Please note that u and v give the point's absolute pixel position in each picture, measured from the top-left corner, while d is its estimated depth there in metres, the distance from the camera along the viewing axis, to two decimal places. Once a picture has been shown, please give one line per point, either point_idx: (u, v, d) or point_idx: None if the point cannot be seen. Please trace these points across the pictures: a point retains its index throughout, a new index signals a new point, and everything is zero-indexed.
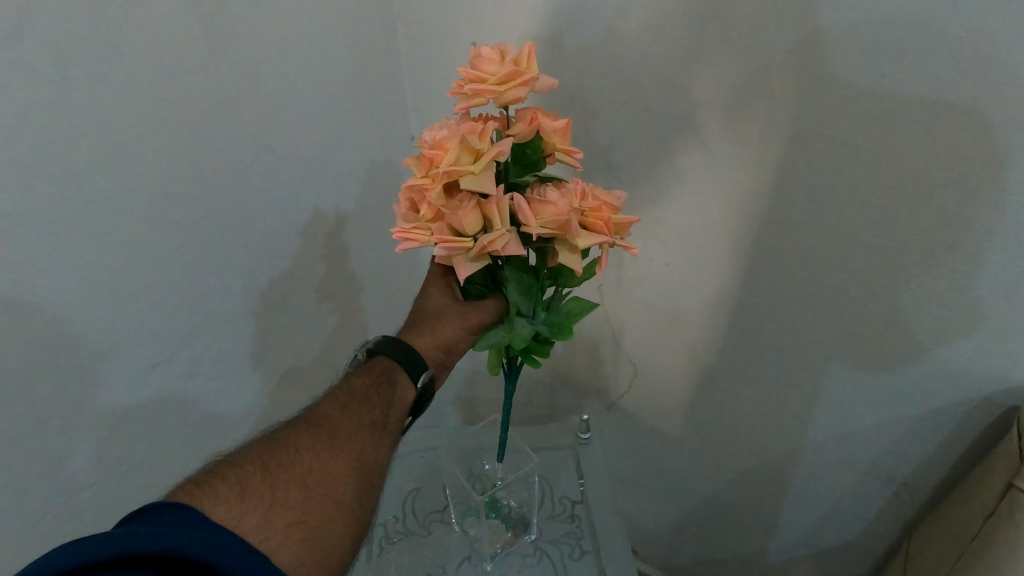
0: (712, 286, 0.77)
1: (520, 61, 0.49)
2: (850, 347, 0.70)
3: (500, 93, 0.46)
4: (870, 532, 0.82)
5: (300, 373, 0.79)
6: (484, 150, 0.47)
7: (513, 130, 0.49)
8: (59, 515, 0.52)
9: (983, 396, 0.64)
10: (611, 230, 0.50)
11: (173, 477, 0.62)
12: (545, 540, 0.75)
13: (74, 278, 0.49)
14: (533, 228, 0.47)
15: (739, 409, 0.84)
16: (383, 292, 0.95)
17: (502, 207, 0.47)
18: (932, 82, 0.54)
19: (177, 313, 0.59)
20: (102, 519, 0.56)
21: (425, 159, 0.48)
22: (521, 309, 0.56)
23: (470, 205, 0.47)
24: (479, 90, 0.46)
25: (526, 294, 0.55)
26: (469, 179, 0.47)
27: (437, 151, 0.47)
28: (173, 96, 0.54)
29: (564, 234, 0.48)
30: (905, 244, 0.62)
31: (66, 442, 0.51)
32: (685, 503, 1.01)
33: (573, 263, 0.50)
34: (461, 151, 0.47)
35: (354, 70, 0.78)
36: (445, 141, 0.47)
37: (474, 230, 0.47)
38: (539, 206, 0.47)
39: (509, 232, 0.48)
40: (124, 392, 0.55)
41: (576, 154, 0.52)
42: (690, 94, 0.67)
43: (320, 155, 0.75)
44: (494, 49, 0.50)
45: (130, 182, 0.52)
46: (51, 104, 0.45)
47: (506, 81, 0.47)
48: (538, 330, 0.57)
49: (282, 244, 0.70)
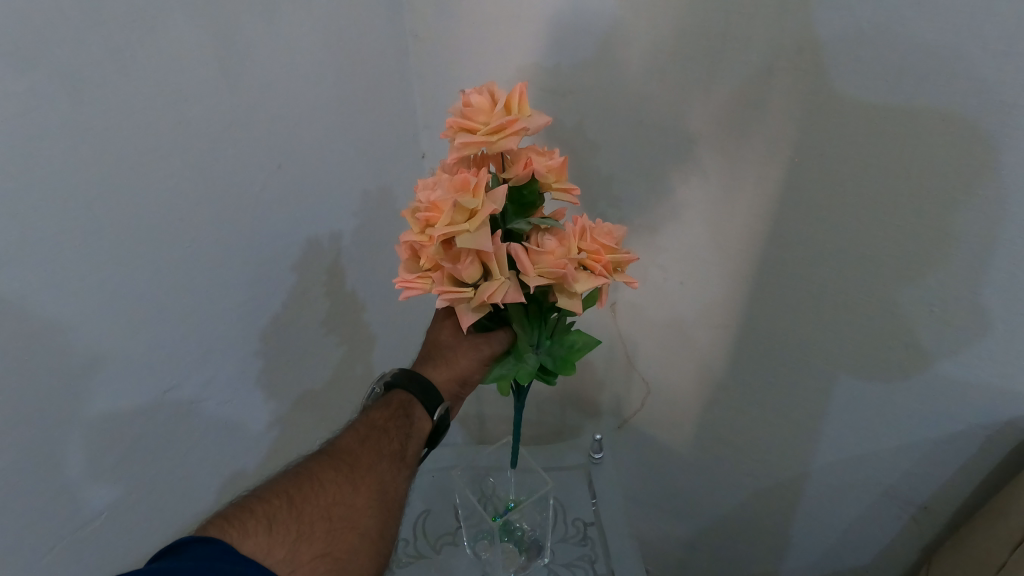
0: (727, 306, 0.76)
1: (511, 104, 0.48)
2: (868, 369, 0.69)
3: (493, 144, 0.46)
4: (888, 556, 0.80)
5: (311, 397, 0.78)
6: (479, 208, 0.45)
7: (508, 174, 0.49)
8: (71, 546, 0.51)
9: (1007, 420, 0.63)
10: (608, 272, 0.50)
11: (182, 503, 0.61)
12: (558, 564, 0.74)
13: (84, 305, 0.48)
14: (532, 277, 0.47)
15: (753, 431, 0.83)
16: (393, 312, 0.94)
17: (501, 257, 0.47)
18: (953, 103, 0.53)
19: (187, 338, 0.58)
20: (111, 549, 0.54)
21: (421, 218, 0.46)
22: (524, 340, 0.55)
23: (469, 258, 0.46)
24: (470, 143, 0.46)
25: (528, 327, 0.55)
26: (465, 238, 0.45)
27: (432, 211, 0.46)
28: (181, 120, 0.53)
29: (563, 281, 0.49)
30: (926, 268, 0.61)
31: (76, 477, 0.50)
32: (698, 523, 0.99)
33: (573, 308, 0.50)
34: (455, 212, 0.45)
35: (364, 92, 0.78)
36: (439, 202, 0.45)
37: (473, 280, 0.47)
38: (536, 255, 0.47)
39: (508, 280, 0.48)
40: (136, 423, 0.54)
41: (574, 190, 0.51)
42: (705, 115, 0.66)
43: (329, 177, 0.74)
44: (483, 92, 0.49)
45: (140, 208, 0.51)
46: (61, 134, 0.45)
47: (497, 132, 0.46)
48: (542, 360, 0.57)
49: (291, 267, 0.70)
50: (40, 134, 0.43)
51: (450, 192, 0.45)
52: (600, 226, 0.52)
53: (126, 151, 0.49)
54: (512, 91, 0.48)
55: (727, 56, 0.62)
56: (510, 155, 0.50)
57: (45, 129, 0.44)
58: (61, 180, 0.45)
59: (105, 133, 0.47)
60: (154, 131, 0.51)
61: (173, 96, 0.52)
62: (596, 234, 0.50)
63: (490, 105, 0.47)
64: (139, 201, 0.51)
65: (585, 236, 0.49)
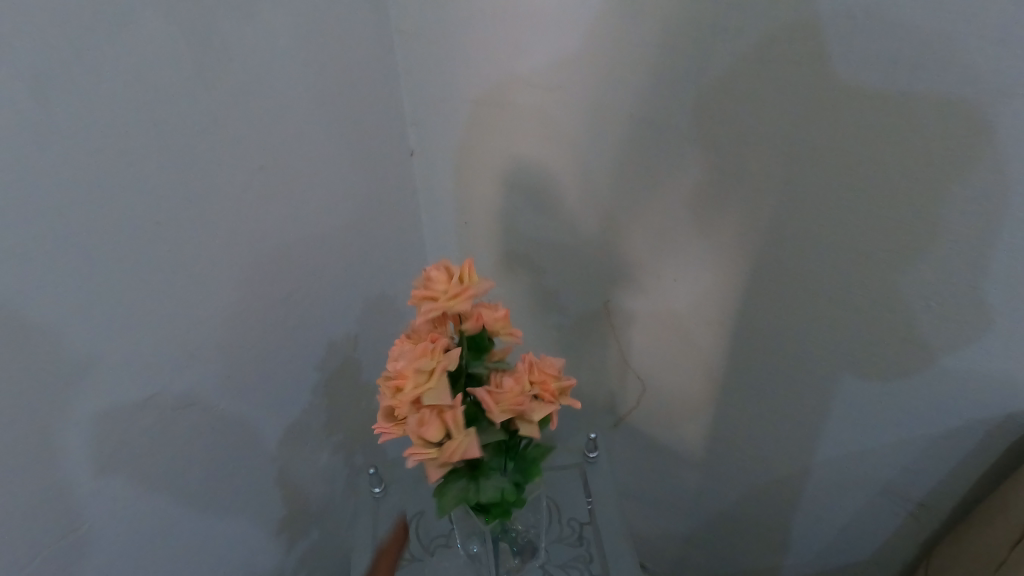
0: (719, 302, 0.75)
1: (464, 275, 0.57)
2: (863, 364, 0.68)
3: (450, 307, 0.54)
4: (886, 553, 0.79)
5: (291, 397, 0.78)
6: (437, 367, 0.52)
7: (465, 327, 0.57)
8: (48, 527, 0.53)
9: (1006, 414, 0.62)
10: (556, 398, 0.57)
11: (153, 492, 0.62)
12: (554, 565, 0.73)
13: (55, 300, 0.50)
14: (495, 414, 0.54)
15: (754, 427, 0.82)
16: (383, 313, 0.93)
17: (459, 418, 0.52)
18: (947, 91, 0.52)
19: (161, 332, 0.59)
20: (87, 533, 0.56)
21: (391, 385, 0.53)
22: (491, 464, 0.58)
23: (432, 418, 0.51)
24: (433, 310, 0.55)
25: (496, 450, 0.58)
26: (431, 396, 0.51)
27: (399, 373, 0.52)
28: (143, 118, 0.53)
29: (521, 413, 0.55)
30: (921, 260, 0.60)
31: (44, 472, 0.52)
32: (694, 521, 0.99)
33: (534, 433, 0.56)
34: (417, 373, 0.52)
35: (349, 89, 0.76)
36: (405, 370, 0.52)
37: (438, 441, 0.52)
38: (496, 394, 0.54)
39: (469, 436, 0.52)
40: (99, 420, 0.55)
41: (517, 333, 0.59)
42: (695, 106, 0.65)
43: (311, 177, 0.73)
44: (440, 267, 0.57)
45: (115, 205, 0.52)
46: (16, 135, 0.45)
47: (456, 299, 0.55)
48: (510, 482, 0.59)
49: (266, 266, 0.70)
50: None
51: (413, 358, 0.52)
52: (545, 358, 0.60)
53: (98, 149, 0.50)
54: (462, 265, 0.57)
55: (713, 49, 0.61)
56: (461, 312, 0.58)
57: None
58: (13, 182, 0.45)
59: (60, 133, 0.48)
60: (112, 129, 0.51)
61: (140, 96, 0.52)
62: (542, 367, 0.57)
63: (447, 278, 0.56)
64: (100, 199, 0.51)
65: (536, 370, 0.57)
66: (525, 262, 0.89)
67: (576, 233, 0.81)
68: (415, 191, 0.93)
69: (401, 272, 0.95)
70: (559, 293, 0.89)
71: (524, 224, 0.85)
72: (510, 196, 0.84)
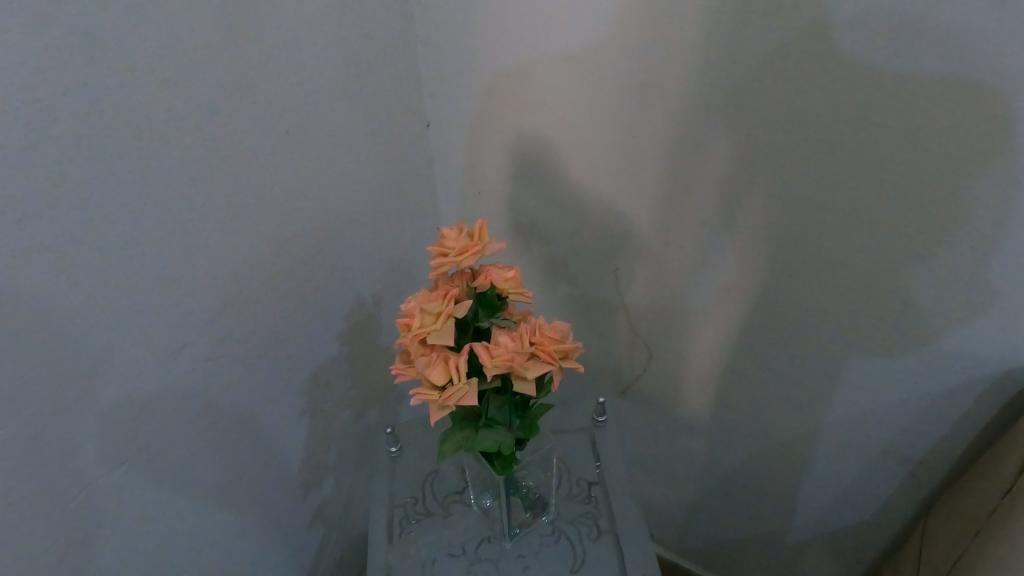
0: (727, 268, 0.77)
1: (476, 234, 0.60)
2: (864, 327, 0.70)
3: (459, 262, 0.57)
4: (886, 514, 0.82)
5: (309, 357, 0.82)
6: (443, 311, 0.56)
7: (476, 284, 0.60)
8: (73, 462, 0.57)
9: (1002, 372, 0.64)
10: (555, 359, 0.58)
11: (170, 437, 0.66)
12: (563, 521, 0.76)
13: (91, 252, 0.54)
14: (488, 369, 0.55)
15: (757, 391, 0.84)
16: (398, 282, 0.96)
17: (461, 365, 0.55)
18: (944, 54, 0.54)
19: (188, 287, 0.63)
20: (109, 470, 0.61)
21: (402, 325, 0.58)
22: (496, 417, 0.61)
23: (435, 361, 0.55)
24: (443, 263, 0.58)
25: (501, 405, 0.61)
26: (434, 336, 0.56)
27: (409, 317, 0.58)
28: (167, 79, 0.56)
29: (515, 371, 0.56)
30: (922, 223, 0.62)
31: (69, 411, 0.56)
32: (700, 487, 1.02)
33: (529, 391, 0.58)
34: (425, 315, 0.57)
35: (369, 60, 0.79)
36: (414, 310, 0.57)
37: (440, 383, 0.55)
38: (492, 349, 0.55)
39: (469, 383, 0.55)
40: (124, 367, 0.59)
41: (527, 294, 0.61)
42: (703, 74, 0.67)
43: (332, 145, 0.76)
44: (457, 226, 0.62)
45: (148, 166, 0.56)
46: (47, 90, 0.48)
47: (464, 254, 0.58)
48: (514, 436, 0.62)
49: (288, 229, 0.73)
50: (26, 87, 0.47)
51: (421, 303, 0.57)
52: (553, 323, 0.61)
53: (133, 111, 0.54)
54: (476, 225, 0.61)
55: (719, 17, 0.63)
56: (475, 269, 0.61)
57: (27, 85, 0.47)
58: (46, 132, 0.49)
59: (90, 91, 0.51)
60: (139, 88, 0.54)
61: (167, 59, 0.56)
62: (544, 329, 0.58)
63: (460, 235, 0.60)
64: (128, 155, 0.55)
65: (535, 332, 0.58)
66: (536, 232, 0.91)
67: (587, 202, 0.84)
68: (431, 163, 0.96)
69: (416, 242, 0.98)
70: (569, 262, 0.91)
71: (536, 194, 0.88)
72: (524, 166, 0.87)
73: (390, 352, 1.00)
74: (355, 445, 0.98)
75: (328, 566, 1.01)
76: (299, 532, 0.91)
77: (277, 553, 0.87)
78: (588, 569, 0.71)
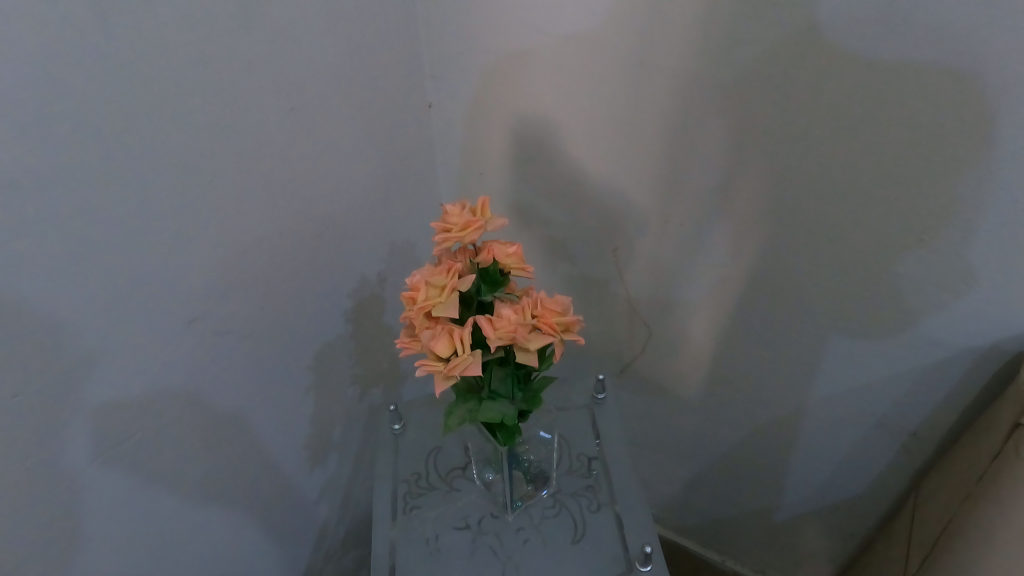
0: (724, 246, 0.78)
1: (478, 210, 0.62)
2: (858, 302, 0.72)
3: (461, 237, 0.59)
4: (880, 486, 0.84)
5: (314, 335, 0.83)
6: (447, 284, 0.58)
7: (478, 259, 0.61)
8: (84, 434, 0.59)
9: (992, 343, 0.66)
10: (556, 331, 0.59)
11: (179, 412, 0.68)
12: (564, 494, 0.78)
13: (100, 225, 0.55)
14: (491, 341, 0.56)
15: (753, 368, 0.86)
16: (400, 263, 0.98)
17: (465, 337, 0.56)
18: (936, 28, 0.54)
19: (196, 263, 0.64)
20: (120, 443, 0.62)
21: (408, 299, 0.59)
22: (498, 390, 0.62)
23: (439, 332, 0.57)
24: (446, 239, 0.59)
25: (504, 377, 0.62)
26: (438, 309, 0.57)
27: (414, 291, 0.59)
28: (176, 54, 0.57)
29: (518, 342, 0.58)
30: (915, 197, 0.62)
31: (78, 384, 0.57)
32: (697, 464, 1.04)
33: (532, 362, 0.59)
34: (430, 289, 0.58)
35: (371, 40, 0.79)
36: (419, 284, 0.58)
37: (445, 355, 0.57)
38: (495, 321, 0.57)
39: (473, 354, 0.56)
40: (134, 341, 0.60)
41: (529, 270, 0.62)
42: (700, 51, 0.67)
43: (335, 124, 0.77)
44: (459, 202, 0.63)
45: (155, 142, 0.57)
46: (57, 64, 0.49)
47: (467, 230, 0.59)
48: (516, 408, 0.63)
49: (292, 207, 0.74)
50: (37, 61, 0.48)
51: (426, 277, 0.58)
52: (554, 297, 0.62)
53: (139, 87, 0.55)
54: (479, 202, 0.62)
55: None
56: (477, 246, 0.62)
57: (39, 60, 0.48)
58: (56, 105, 0.50)
59: (100, 66, 0.52)
60: (149, 63, 0.55)
61: (175, 34, 0.56)
62: (546, 302, 0.60)
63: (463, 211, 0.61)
64: (136, 131, 0.56)
65: (537, 306, 0.59)
66: (536, 212, 0.92)
67: (586, 182, 0.85)
68: (432, 145, 0.97)
69: (418, 224, 1.00)
70: (569, 243, 0.92)
71: (536, 174, 0.89)
72: (524, 147, 0.88)
73: (393, 332, 1.01)
74: (359, 424, 0.99)
75: (332, 542, 1.03)
76: (303, 509, 0.93)
77: (281, 530, 0.89)
78: (589, 540, 0.73)
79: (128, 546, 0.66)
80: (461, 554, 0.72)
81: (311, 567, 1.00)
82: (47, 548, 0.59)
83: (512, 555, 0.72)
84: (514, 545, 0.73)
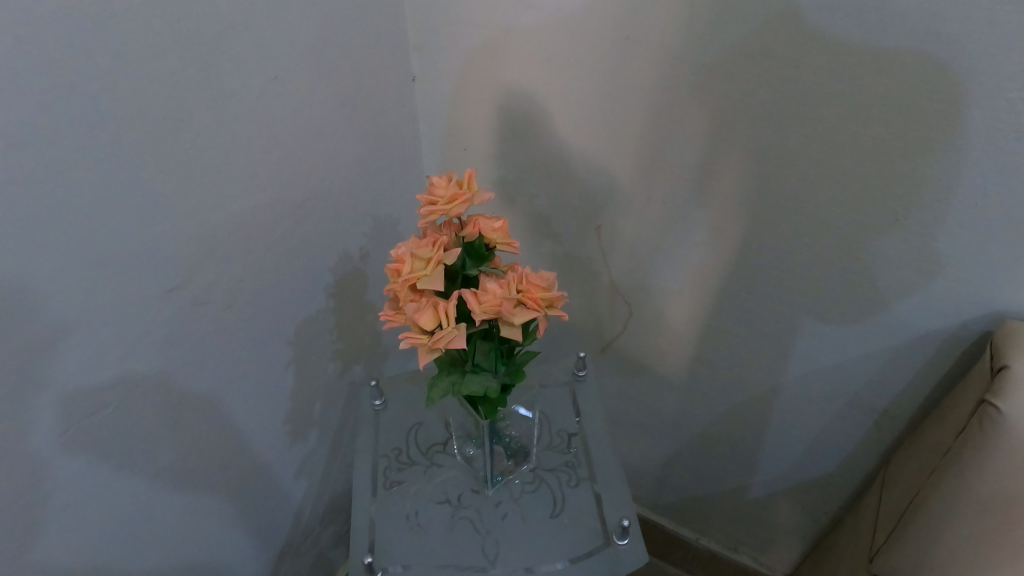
0: (705, 225, 0.79)
1: (464, 183, 0.61)
2: (834, 282, 0.73)
3: (447, 210, 0.58)
4: (848, 461, 0.87)
5: (295, 308, 0.82)
6: (433, 257, 0.57)
7: (463, 234, 0.60)
8: (56, 407, 0.57)
9: (961, 323, 0.68)
10: (541, 306, 0.59)
11: (155, 387, 0.66)
12: (544, 469, 0.79)
13: (77, 190, 0.53)
14: (477, 315, 0.56)
15: (731, 348, 0.87)
16: (381, 237, 0.97)
17: (450, 310, 0.56)
18: (928, 10, 0.54)
19: (176, 231, 0.63)
20: (94, 417, 0.61)
21: (392, 271, 0.59)
22: (483, 364, 0.62)
23: (424, 304, 0.56)
24: (432, 212, 0.58)
25: (487, 352, 0.62)
26: (424, 282, 0.57)
27: (399, 263, 0.58)
28: (158, 17, 0.55)
29: (502, 317, 0.58)
30: (893, 180, 0.63)
31: (49, 355, 0.55)
32: (674, 442, 1.06)
33: (515, 336, 0.59)
34: (415, 261, 0.57)
35: (356, 9, 0.77)
36: (404, 255, 0.58)
37: (429, 328, 0.56)
38: (480, 296, 0.56)
39: (458, 327, 0.56)
40: (111, 312, 0.59)
41: (514, 245, 0.61)
42: (691, 28, 0.66)
43: (318, 93, 0.76)
44: (444, 175, 0.62)
45: (135, 105, 0.55)
46: (26, 11, 0.46)
47: (452, 203, 0.58)
48: (500, 381, 0.63)
49: (274, 177, 0.73)
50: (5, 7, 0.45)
51: (411, 249, 0.58)
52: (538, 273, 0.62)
53: (119, 47, 0.53)
54: (465, 175, 0.61)
55: None
56: (463, 220, 0.61)
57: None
58: (22, 54, 0.47)
59: (76, 24, 0.49)
60: (126, 20, 0.53)
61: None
62: (531, 278, 0.59)
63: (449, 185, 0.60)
64: (113, 90, 0.53)
65: (522, 280, 0.58)
66: (521, 189, 0.92)
67: (572, 159, 0.84)
68: (414, 119, 0.96)
69: (399, 199, 0.98)
70: (553, 221, 0.92)
71: (521, 150, 0.88)
72: (510, 122, 0.87)
73: (374, 308, 1.00)
74: (339, 399, 0.99)
75: (311, 516, 1.03)
76: (280, 484, 0.92)
77: (256, 506, 0.89)
78: (567, 514, 0.74)
79: (102, 520, 0.65)
80: (441, 528, 0.73)
81: (290, 540, 1.00)
82: (20, 521, 0.57)
83: (492, 529, 0.73)
84: (493, 520, 0.74)
